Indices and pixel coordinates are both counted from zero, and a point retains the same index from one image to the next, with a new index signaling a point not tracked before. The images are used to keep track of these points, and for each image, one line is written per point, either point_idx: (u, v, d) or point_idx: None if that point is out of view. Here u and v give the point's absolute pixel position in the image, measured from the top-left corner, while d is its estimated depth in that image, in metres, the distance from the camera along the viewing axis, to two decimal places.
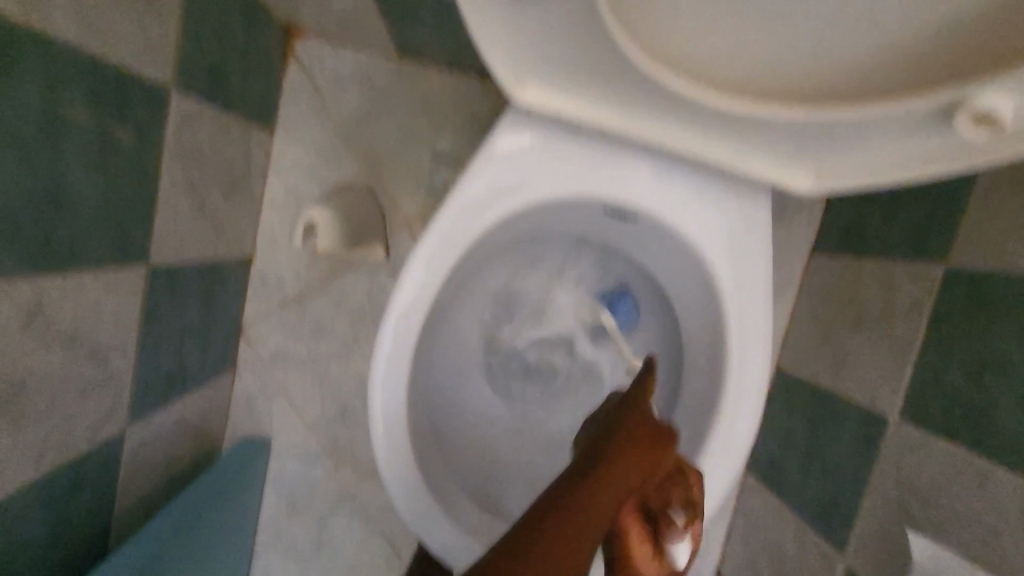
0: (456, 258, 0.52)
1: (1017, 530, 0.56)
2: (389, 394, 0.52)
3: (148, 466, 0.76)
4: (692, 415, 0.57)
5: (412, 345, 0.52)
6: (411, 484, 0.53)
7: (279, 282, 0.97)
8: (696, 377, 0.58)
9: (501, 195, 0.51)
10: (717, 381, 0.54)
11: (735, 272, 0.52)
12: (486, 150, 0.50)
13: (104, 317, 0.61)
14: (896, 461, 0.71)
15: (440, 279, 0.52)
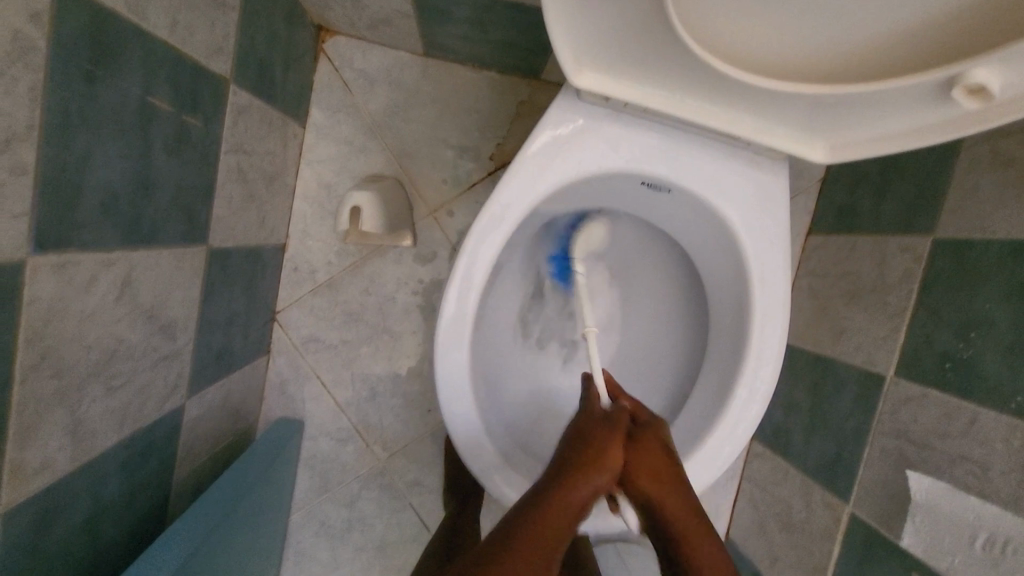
0: (510, 228, 0.58)
1: (1002, 463, 0.64)
2: (451, 353, 0.58)
3: (199, 442, 0.81)
4: (718, 370, 0.63)
5: (472, 309, 0.58)
6: (473, 436, 0.59)
7: (310, 270, 1.02)
8: (721, 339, 0.65)
9: (551, 170, 0.57)
10: (742, 338, 0.60)
11: (758, 236, 0.58)
12: (539, 131, 0.56)
13: (174, 293, 0.65)
14: (892, 415, 0.79)
15: (498, 247, 0.58)
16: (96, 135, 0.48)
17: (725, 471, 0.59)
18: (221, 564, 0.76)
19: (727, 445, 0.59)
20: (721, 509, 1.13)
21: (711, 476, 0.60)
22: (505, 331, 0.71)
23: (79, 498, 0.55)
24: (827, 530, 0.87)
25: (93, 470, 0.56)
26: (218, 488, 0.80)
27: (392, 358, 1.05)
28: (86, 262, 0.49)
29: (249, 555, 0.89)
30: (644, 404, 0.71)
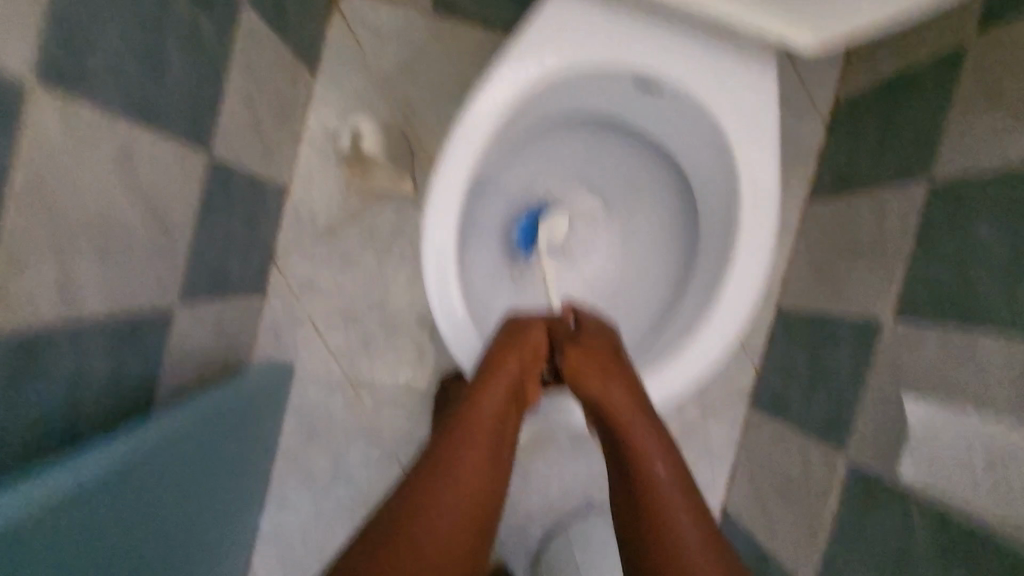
0: (508, 112, 0.60)
1: (1003, 387, 0.62)
2: (438, 226, 0.60)
3: (188, 359, 0.81)
4: (706, 276, 0.67)
5: (460, 184, 0.60)
6: (453, 309, 0.62)
7: (312, 215, 1.03)
8: (709, 247, 0.68)
9: (548, 54, 0.60)
10: (730, 240, 0.64)
11: (747, 135, 0.62)
12: (540, 14, 0.59)
13: (174, 189, 0.67)
14: (892, 359, 0.78)
15: (496, 129, 0.60)
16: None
17: (718, 358, 0.62)
18: (193, 474, 0.71)
19: (712, 339, 0.62)
20: (717, 482, 1.10)
21: (703, 365, 0.62)
22: (490, 234, 0.74)
23: (61, 363, 0.55)
24: (825, 486, 0.85)
25: (78, 338, 0.57)
26: (195, 396, 0.75)
27: (387, 308, 1.05)
28: (90, 116, 0.51)
29: (226, 479, 0.84)
30: (634, 321, 0.75)
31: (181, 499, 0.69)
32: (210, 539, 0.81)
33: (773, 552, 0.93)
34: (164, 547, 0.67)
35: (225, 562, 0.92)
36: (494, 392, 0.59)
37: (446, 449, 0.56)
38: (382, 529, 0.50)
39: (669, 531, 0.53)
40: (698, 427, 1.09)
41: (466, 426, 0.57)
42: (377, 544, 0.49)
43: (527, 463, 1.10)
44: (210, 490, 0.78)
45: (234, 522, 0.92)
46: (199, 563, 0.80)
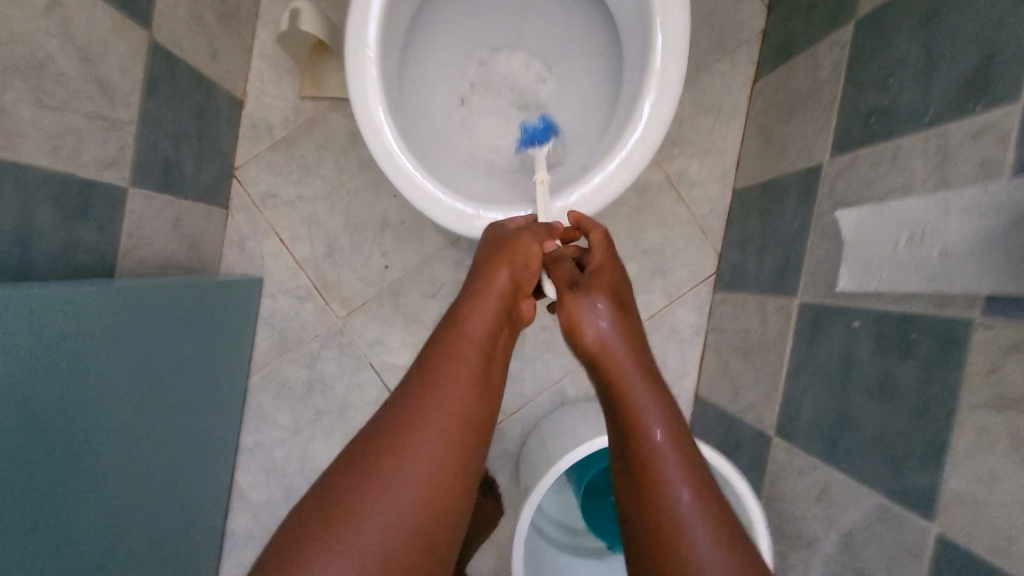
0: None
1: (921, 173, 0.63)
2: (358, 43, 0.64)
3: (146, 249, 0.84)
4: (630, 93, 0.69)
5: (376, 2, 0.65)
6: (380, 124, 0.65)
7: (268, 127, 1.05)
8: (632, 69, 0.71)
9: None
10: (650, 47, 0.66)
11: None
12: None
13: (113, 56, 0.69)
14: (830, 191, 0.79)
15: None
16: None
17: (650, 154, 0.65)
18: (117, 347, 0.72)
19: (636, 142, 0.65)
20: (687, 367, 1.11)
21: (632, 166, 0.65)
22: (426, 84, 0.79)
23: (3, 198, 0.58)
24: (782, 332, 0.86)
25: (20, 179, 0.59)
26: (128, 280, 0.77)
27: (349, 214, 1.07)
28: None
29: (183, 372, 0.86)
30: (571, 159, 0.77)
31: (104, 371, 0.70)
32: (169, 426, 0.84)
33: (740, 413, 0.95)
34: (89, 412, 0.68)
35: (202, 458, 0.96)
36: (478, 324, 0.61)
37: (430, 385, 0.57)
38: (372, 458, 0.54)
39: (662, 493, 0.54)
40: (664, 312, 1.10)
41: (449, 362, 0.59)
42: (370, 476, 0.53)
43: None
44: (159, 375, 0.81)
45: (206, 420, 0.95)
46: (159, 446, 0.82)
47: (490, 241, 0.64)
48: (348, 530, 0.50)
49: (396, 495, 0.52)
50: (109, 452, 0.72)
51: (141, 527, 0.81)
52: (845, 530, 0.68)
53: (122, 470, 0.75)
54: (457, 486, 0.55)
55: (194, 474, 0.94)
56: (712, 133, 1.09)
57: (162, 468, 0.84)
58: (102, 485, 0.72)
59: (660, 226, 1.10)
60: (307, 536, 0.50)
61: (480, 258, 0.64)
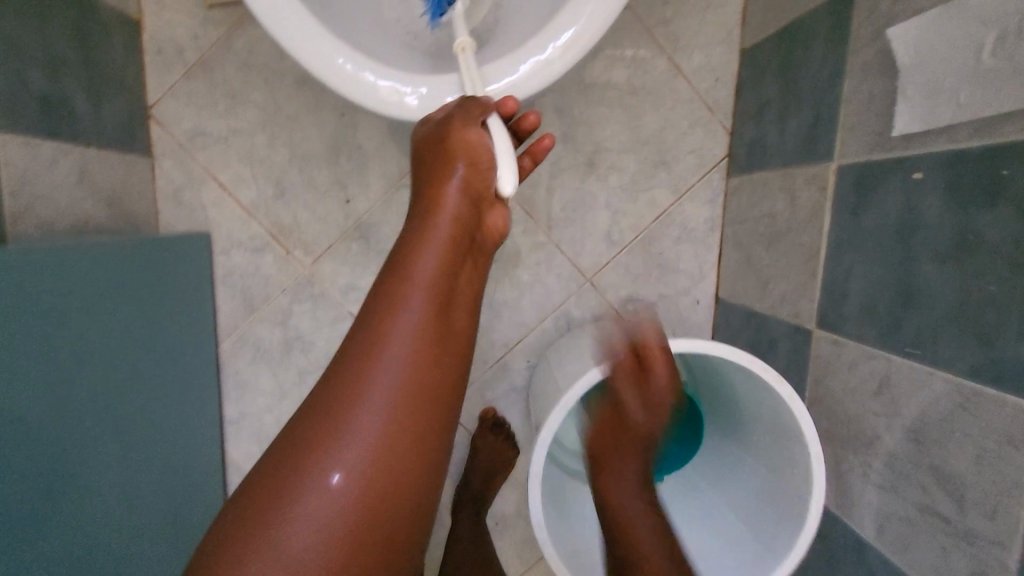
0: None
1: None
2: None
3: (47, 208, 0.70)
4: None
5: None
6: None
7: (178, 50, 0.87)
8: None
9: None
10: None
11: None
12: None
13: None
14: (871, 13, 0.62)
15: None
16: None
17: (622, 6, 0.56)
18: (22, 321, 0.61)
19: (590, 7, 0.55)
20: (706, 268, 0.98)
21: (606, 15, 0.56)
22: None
23: None
24: (819, 207, 0.72)
25: None
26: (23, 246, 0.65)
27: (294, 144, 0.91)
28: None
29: (127, 346, 0.76)
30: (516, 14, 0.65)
31: (14, 349, 0.60)
32: (121, 405, 0.74)
33: (773, 310, 0.82)
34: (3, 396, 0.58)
35: (183, 433, 0.87)
36: (431, 254, 0.53)
37: (378, 328, 0.51)
38: (323, 413, 0.48)
39: None
40: (674, 210, 0.96)
41: (400, 298, 0.52)
42: (321, 433, 0.48)
43: (492, 290, 0.97)
44: (89, 350, 0.70)
45: (173, 391, 0.85)
46: (114, 428, 0.73)
47: (427, 139, 0.55)
48: (305, 491, 0.46)
49: (346, 455, 0.47)
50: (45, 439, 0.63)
51: (112, 515, 0.72)
52: (912, 422, 0.56)
53: (78, 449, 0.67)
54: (409, 451, 0.49)
55: (174, 455, 0.85)
56: None
57: (124, 451, 0.75)
58: (47, 475, 0.63)
59: (659, 108, 0.93)
60: (261, 502, 0.46)
61: (425, 175, 0.56)
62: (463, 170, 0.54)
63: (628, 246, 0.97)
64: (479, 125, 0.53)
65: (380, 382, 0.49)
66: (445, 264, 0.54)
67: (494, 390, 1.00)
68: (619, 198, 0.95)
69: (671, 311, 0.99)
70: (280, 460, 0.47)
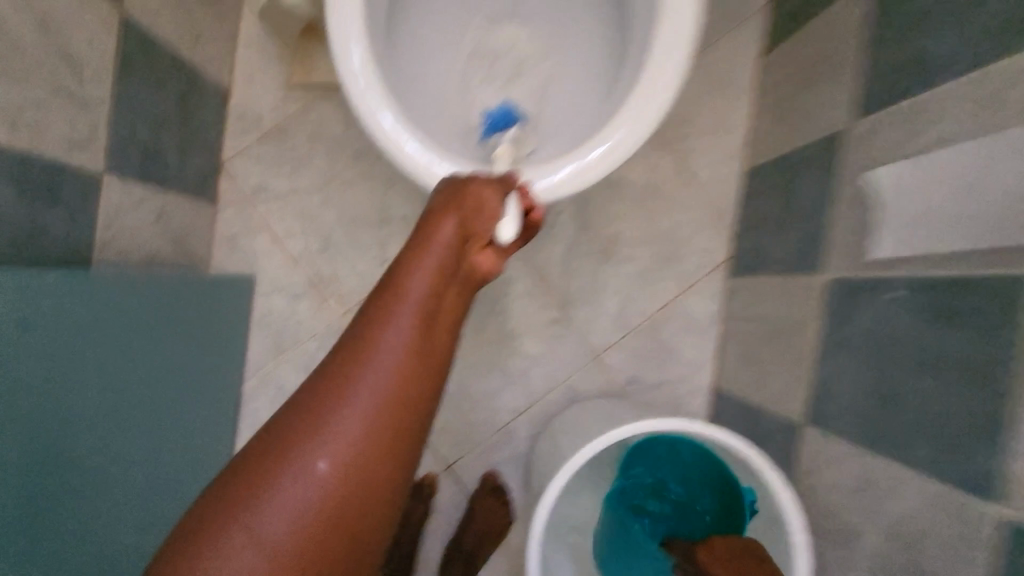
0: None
1: (963, 124, 0.57)
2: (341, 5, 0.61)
3: (125, 243, 0.78)
4: (640, 35, 0.64)
5: None
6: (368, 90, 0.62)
7: (257, 119, 1.00)
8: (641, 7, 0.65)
9: None
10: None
11: None
12: None
13: (79, 32, 0.64)
14: (856, 155, 0.73)
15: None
16: None
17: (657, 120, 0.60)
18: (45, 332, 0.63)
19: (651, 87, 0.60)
20: (706, 357, 1.04)
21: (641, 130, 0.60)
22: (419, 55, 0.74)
23: None
24: (810, 312, 0.80)
25: None
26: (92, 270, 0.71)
27: (345, 207, 1.01)
28: None
29: (157, 360, 0.79)
30: (579, 114, 0.72)
31: (60, 365, 0.64)
32: (117, 419, 0.72)
33: (768, 404, 0.88)
34: (28, 409, 0.60)
35: (212, 452, 0.91)
36: (417, 286, 0.48)
37: (355, 348, 0.45)
38: (273, 451, 0.41)
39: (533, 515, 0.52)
40: (679, 302, 1.04)
41: (372, 338, 0.45)
42: (265, 476, 0.41)
43: (505, 357, 1.04)
44: (90, 359, 0.68)
45: (206, 412, 0.90)
46: (141, 440, 0.76)
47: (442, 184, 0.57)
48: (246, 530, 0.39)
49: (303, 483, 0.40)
50: (32, 450, 0.61)
51: (143, 522, 0.76)
52: (896, 522, 0.61)
53: (117, 462, 0.72)
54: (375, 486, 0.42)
55: (201, 468, 0.88)
56: (721, 112, 1.04)
57: (116, 465, 0.72)
58: (81, 485, 0.67)
59: (670, 211, 1.04)
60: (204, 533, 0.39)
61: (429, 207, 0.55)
62: (470, 203, 0.54)
63: (635, 329, 1.04)
64: (500, 194, 0.56)
65: (339, 423, 0.42)
66: (427, 287, 0.49)
67: (495, 456, 1.04)
68: (630, 285, 1.04)
69: (671, 395, 1.04)
70: (211, 507, 0.40)
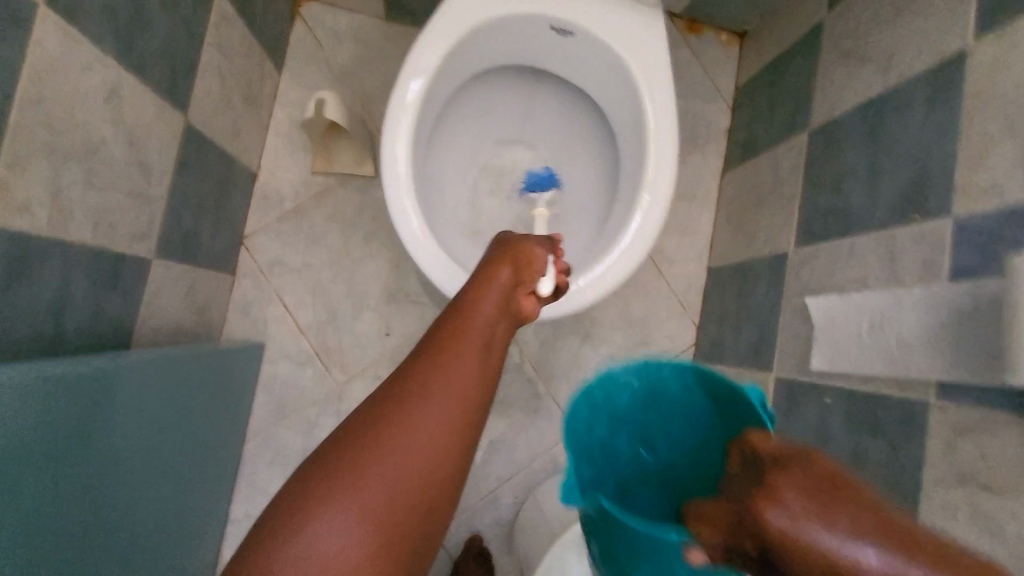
0: (448, 48, 0.70)
1: (876, 269, 0.73)
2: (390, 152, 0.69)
3: (160, 317, 0.85)
4: (631, 178, 0.75)
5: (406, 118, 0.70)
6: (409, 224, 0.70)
7: (279, 199, 1.11)
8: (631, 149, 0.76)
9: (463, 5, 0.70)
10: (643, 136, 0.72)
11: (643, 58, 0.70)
12: None
13: (154, 141, 0.73)
14: (798, 275, 0.89)
15: (437, 63, 0.70)
16: None
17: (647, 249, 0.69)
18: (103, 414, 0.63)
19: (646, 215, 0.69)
20: None
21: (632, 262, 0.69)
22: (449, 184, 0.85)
23: (46, 283, 0.59)
24: None
25: (64, 256, 0.61)
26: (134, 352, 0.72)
27: (354, 283, 1.11)
28: (88, 47, 0.58)
29: (177, 438, 0.80)
30: (583, 234, 0.83)
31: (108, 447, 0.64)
32: (125, 519, 0.68)
33: None
34: (77, 493, 0.59)
35: (194, 530, 0.89)
36: (485, 311, 0.52)
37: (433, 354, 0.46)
38: (362, 429, 0.40)
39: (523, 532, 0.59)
40: None
41: (450, 346, 0.47)
42: (359, 449, 0.39)
43: (492, 427, 1.13)
44: (111, 455, 0.65)
45: (199, 488, 0.89)
46: (151, 522, 0.74)
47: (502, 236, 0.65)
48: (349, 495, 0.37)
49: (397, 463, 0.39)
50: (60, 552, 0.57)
51: None
52: None
53: (132, 547, 0.70)
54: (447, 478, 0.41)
55: (184, 548, 0.86)
56: (689, 217, 1.21)
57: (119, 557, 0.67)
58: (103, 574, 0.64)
59: (644, 300, 1.19)
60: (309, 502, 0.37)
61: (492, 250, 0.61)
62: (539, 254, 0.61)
63: None
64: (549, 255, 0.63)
65: (422, 414, 0.41)
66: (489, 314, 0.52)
67: (479, 520, 1.11)
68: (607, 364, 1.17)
69: None
70: (309, 477, 0.38)
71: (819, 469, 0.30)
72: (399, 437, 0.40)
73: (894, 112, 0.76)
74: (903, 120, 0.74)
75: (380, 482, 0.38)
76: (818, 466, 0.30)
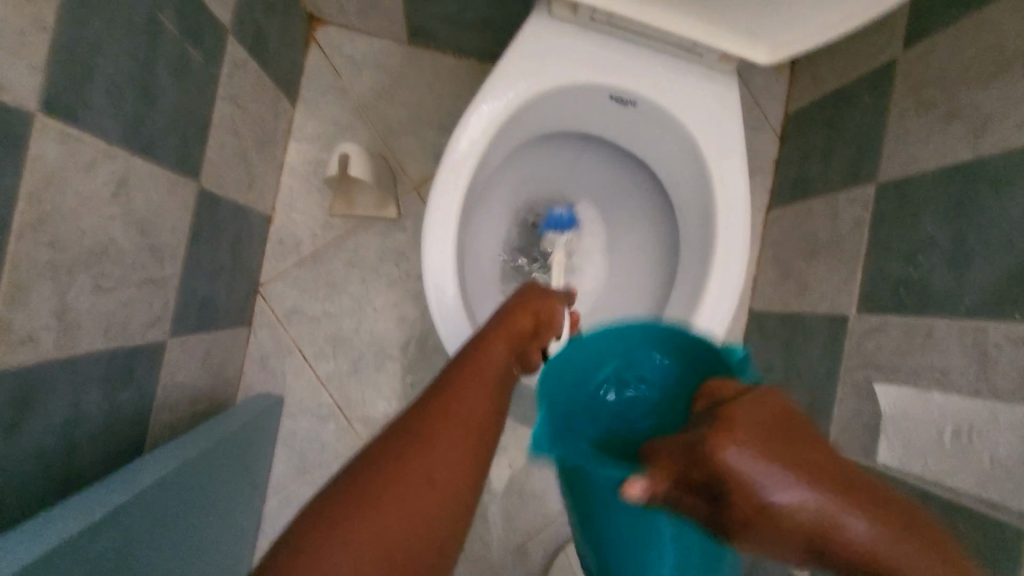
0: (499, 123, 0.64)
1: (960, 363, 0.67)
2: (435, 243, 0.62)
3: (177, 394, 0.79)
4: (694, 260, 0.69)
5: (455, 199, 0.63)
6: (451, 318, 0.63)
7: (295, 244, 1.04)
8: (692, 227, 0.71)
9: (522, 76, 0.64)
10: (710, 216, 0.67)
11: (713, 136, 0.66)
12: (518, 39, 0.64)
13: (166, 218, 0.66)
14: (860, 346, 0.82)
15: (488, 139, 0.64)
16: (119, 42, 0.52)
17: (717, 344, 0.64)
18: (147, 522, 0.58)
19: (714, 307, 0.64)
20: None
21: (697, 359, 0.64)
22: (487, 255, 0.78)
23: (54, 408, 0.53)
24: None
25: (72, 373, 0.55)
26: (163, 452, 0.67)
27: (376, 332, 1.05)
28: (90, 145, 0.50)
29: (211, 528, 0.74)
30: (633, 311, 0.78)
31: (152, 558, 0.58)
32: None
33: None
34: None
35: None
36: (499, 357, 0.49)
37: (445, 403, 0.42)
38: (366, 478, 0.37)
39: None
40: None
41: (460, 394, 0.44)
42: (358, 501, 0.36)
43: (521, 480, 1.09)
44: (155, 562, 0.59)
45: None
46: None
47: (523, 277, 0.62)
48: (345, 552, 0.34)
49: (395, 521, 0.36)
50: None
51: None
52: None
53: None
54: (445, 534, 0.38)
55: None
56: None
57: None
58: None
59: None
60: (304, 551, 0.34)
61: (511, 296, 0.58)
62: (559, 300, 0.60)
63: None
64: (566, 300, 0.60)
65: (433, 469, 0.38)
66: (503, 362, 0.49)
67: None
68: None
69: None
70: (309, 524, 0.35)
71: (770, 408, 0.32)
72: (403, 488, 0.37)
73: (986, 185, 0.68)
74: (999, 196, 0.66)
75: (369, 544, 0.34)
76: (766, 409, 0.31)
